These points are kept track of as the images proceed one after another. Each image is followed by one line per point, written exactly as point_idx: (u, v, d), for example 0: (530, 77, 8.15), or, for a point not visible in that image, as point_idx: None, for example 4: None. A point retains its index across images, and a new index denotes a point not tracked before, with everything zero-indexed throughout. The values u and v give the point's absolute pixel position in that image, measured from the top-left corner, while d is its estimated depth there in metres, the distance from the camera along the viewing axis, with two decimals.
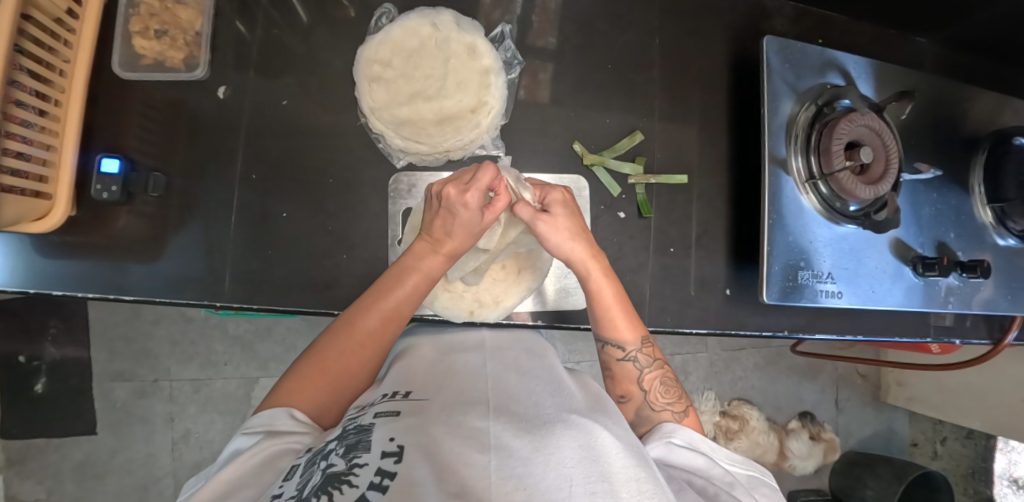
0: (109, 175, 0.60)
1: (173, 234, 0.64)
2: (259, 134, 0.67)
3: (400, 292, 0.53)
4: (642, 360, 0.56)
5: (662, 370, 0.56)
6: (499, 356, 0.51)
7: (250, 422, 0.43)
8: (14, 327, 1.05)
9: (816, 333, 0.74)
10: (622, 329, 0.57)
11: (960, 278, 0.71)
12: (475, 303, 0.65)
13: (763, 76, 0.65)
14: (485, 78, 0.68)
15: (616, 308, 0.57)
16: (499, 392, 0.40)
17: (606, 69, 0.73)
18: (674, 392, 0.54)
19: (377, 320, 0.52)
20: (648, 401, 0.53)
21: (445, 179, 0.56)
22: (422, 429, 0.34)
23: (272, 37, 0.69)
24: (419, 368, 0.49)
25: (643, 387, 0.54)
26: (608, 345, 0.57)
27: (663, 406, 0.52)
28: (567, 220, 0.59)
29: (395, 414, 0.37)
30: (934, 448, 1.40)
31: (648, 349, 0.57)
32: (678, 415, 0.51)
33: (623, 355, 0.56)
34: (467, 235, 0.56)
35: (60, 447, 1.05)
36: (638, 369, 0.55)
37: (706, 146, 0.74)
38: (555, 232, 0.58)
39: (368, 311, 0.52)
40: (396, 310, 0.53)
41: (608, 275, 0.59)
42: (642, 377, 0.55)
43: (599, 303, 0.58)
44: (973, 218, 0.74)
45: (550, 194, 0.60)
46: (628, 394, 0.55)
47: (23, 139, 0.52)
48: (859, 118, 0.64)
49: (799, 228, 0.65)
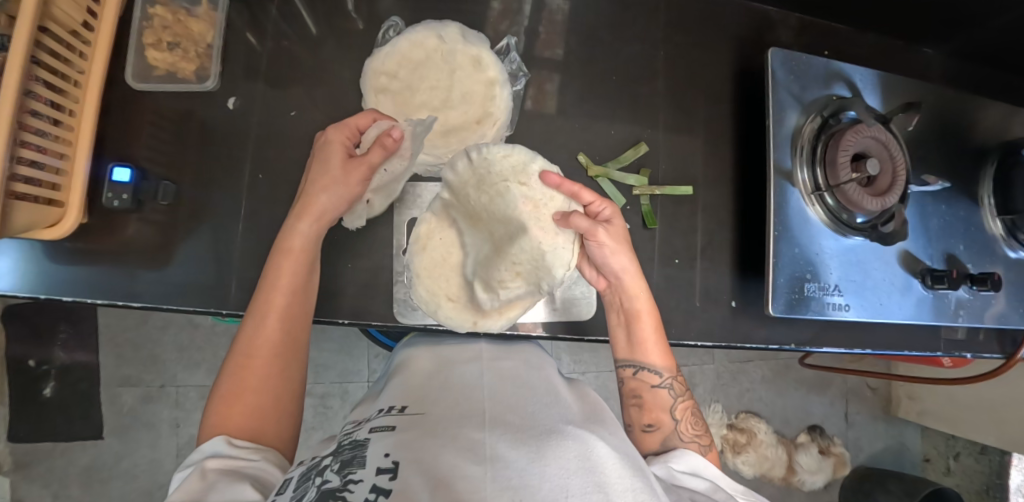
0: (120, 184, 0.62)
1: (181, 241, 0.65)
2: (267, 143, 0.68)
3: (284, 287, 0.53)
4: (675, 390, 0.58)
5: (690, 402, 0.59)
6: (495, 367, 0.51)
7: (194, 456, 0.42)
8: (25, 331, 1.07)
9: (824, 346, 0.73)
10: (654, 355, 0.59)
11: (971, 291, 0.71)
12: (479, 313, 0.62)
13: (768, 86, 0.65)
14: (491, 90, 0.67)
15: (653, 332, 0.59)
16: (495, 404, 0.40)
17: (611, 81, 0.73)
18: (700, 425, 0.57)
19: (272, 325, 0.51)
20: (678, 432, 0.55)
21: (342, 129, 0.59)
22: (419, 443, 0.33)
23: (282, 48, 0.70)
24: (417, 380, 0.49)
25: (674, 416, 0.56)
26: (642, 371, 0.58)
27: (692, 437, 0.55)
28: (622, 231, 0.60)
29: (391, 429, 0.37)
30: (946, 463, 1.38)
31: (679, 380, 0.59)
32: (705, 448, 0.54)
33: (657, 383, 0.58)
34: (335, 184, 0.57)
35: (67, 451, 1.06)
36: (671, 398, 0.57)
37: (712, 158, 0.73)
38: (615, 241, 0.57)
39: (264, 312, 0.52)
40: (288, 301, 0.53)
41: (654, 306, 0.61)
42: (674, 407, 0.57)
43: (639, 325, 0.59)
44: (982, 230, 0.73)
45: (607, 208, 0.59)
46: (657, 423, 0.56)
47: (37, 148, 0.54)
48: (865, 130, 0.63)
49: (806, 240, 0.64)
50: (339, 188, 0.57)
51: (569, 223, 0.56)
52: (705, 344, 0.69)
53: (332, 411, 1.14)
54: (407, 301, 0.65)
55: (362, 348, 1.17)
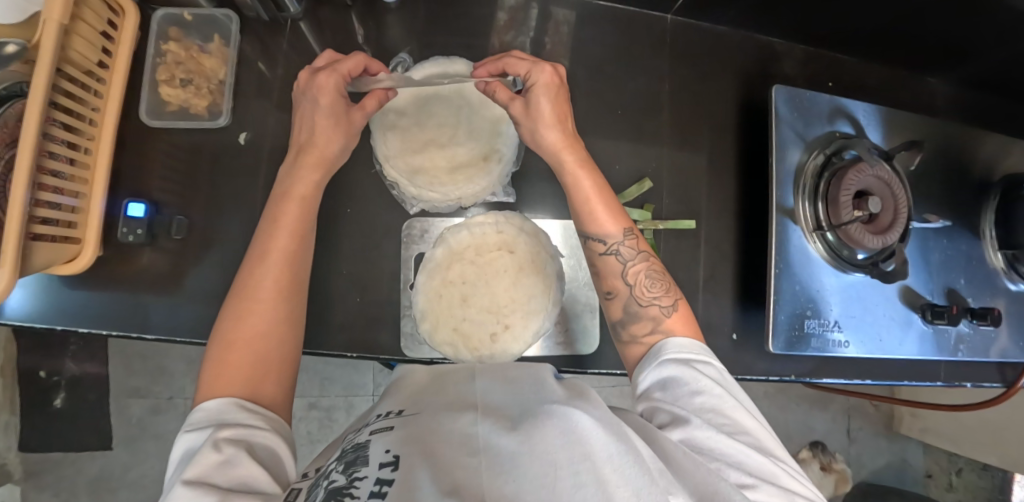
0: (135, 219, 0.64)
1: (192, 273, 0.66)
2: (276, 174, 0.69)
3: (286, 228, 0.53)
4: (624, 254, 0.56)
5: (646, 262, 0.56)
6: None
7: (200, 411, 0.41)
8: (36, 343, 1.09)
9: (824, 378, 0.73)
10: (603, 222, 0.56)
11: (971, 326, 0.71)
12: (482, 341, 0.63)
13: (772, 123, 0.66)
14: (497, 128, 0.67)
15: (596, 201, 0.56)
16: (489, 388, 0.38)
17: (616, 113, 0.74)
18: (662, 285, 0.55)
19: (274, 270, 0.51)
20: (634, 297, 0.55)
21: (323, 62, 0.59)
22: (417, 439, 0.32)
23: (293, 81, 0.71)
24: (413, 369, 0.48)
25: (628, 281, 0.55)
26: (590, 240, 0.57)
27: (650, 300, 0.54)
28: (551, 112, 0.57)
29: (390, 428, 0.36)
30: (948, 479, 1.39)
31: (632, 240, 0.56)
32: (666, 309, 0.54)
33: (605, 249, 0.56)
34: (326, 133, 0.57)
35: (78, 460, 1.09)
36: (621, 263, 0.56)
37: (715, 191, 0.74)
38: (533, 128, 0.58)
39: (261, 261, 0.51)
40: (284, 251, 0.52)
41: (585, 166, 0.57)
42: (626, 272, 0.55)
43: (578, 198, 0.57)
44: (984, 263, 0.74)
45: (535, 76, 0.57)
46: (615, 289, 0.56)
47: (56, 189, 0.55)
48: (868, 168, 0.64)
49: (807, 277, 0.65)
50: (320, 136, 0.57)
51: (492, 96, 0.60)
52: None
53: (337, 425, 1.15)
54: (413, 335, 0.65)
55: (367, 363, 1.18)
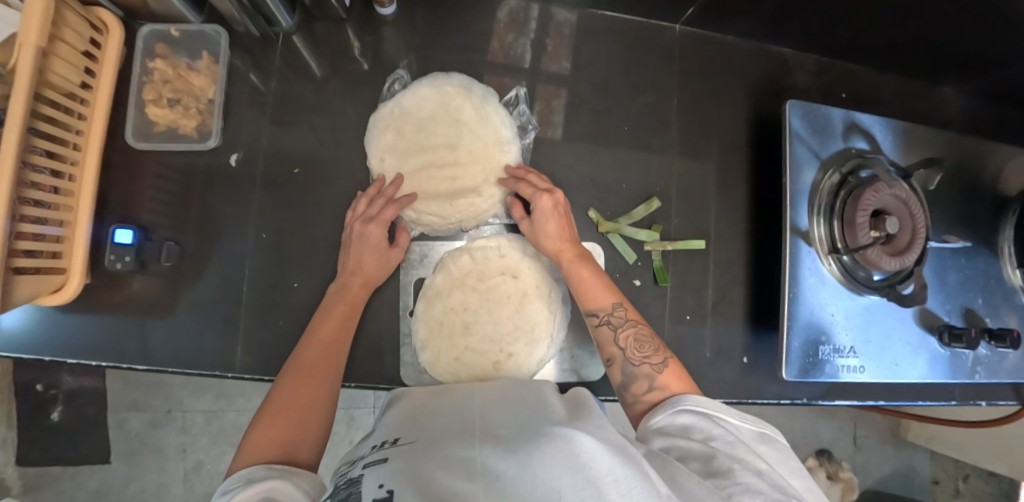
0: (122, 246, 0.60)
1: (184, 301, 0.64)
2: (269, 196, 0.67)
3: (336, 316, 0.54)
4: (616, 321, 0.53)
5: (637, 326, 0.52)
6: (488, 388, 0.49)
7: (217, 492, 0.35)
8: (32, 357, 1.07)
9: (837, 401, 0.71)
10: (592, 298, 0.55)
11: (988, 347, 0.69)
12: (485, 372, 0.61)
13: (786, 141, 0.63)
14: (499, 148, 0.65)
15: (588, 279, 0.56)
16: (483, 424, 0.39)
17: (623, 130, 0.71)
18: (652, 345, 0.50)
19: (320, 350, 0.50)
20: (627, 358, 0.50)
21: (365, 213, 0.59)
22: (410, 469, 0.32)
23: (288, 99, 0.69)
24: (409, 407, 0.48)
25: (620, 345, 0.51)
26: (583, 318, 0.55)
27: (642, 360, 0.49)
28: (550, 218, 0.59)
29: (382, 463, 0.36)
30: (956, 485, 1.37)
31: (624, 310, 0.53)
32: (658, 366, 0.48)
33: (599, 322, 0.54)
34: (379, 266, 0.58)
35: (77, 475, 1.08)
36: (613, 331, 0.52)
37: (727, 211, 0.71)
38: (536, 231, 0.59)
39: (310, 344, 0.50)
40: (334, 338, 0.51)
41: (583, 258, 0.58)
42: (617, 337, 0.52)
43: (573, 281, 0.57)
44: (1001, 282, 0.71)
45: (538, 200, 0.59)
46: (611, 356, 0.52)
47: (38, 219, 0.53)
48: (885, 188, 0.61)
49: (822, 301, 0.62)
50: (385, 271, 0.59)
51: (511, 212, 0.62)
52: (715, 401, 0.68)
53: (336, 440, 1.14)
54: (413, 365, 0.61)
55: None
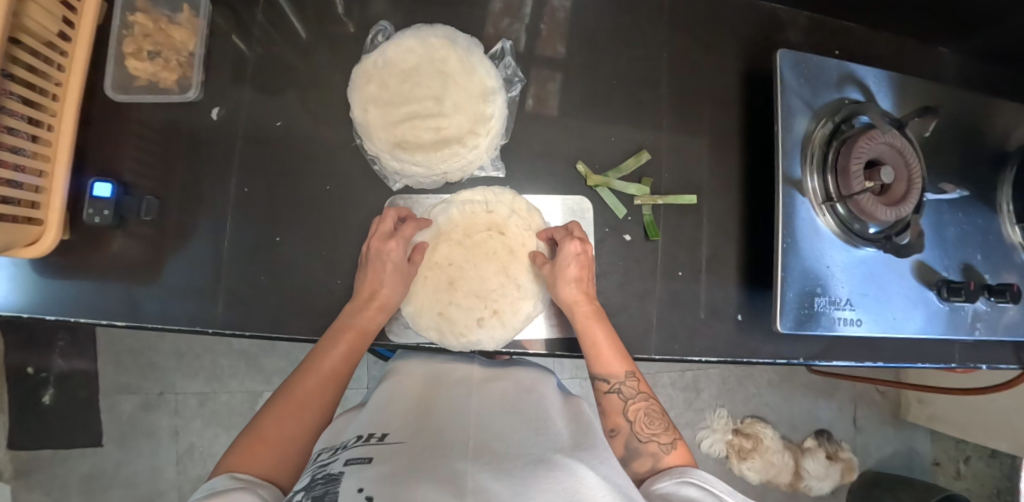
0: (101, 199, 0.59)
1: (169, 258, 0.63)
2: (252, 153, 0.66)
3: (341, 349, 0.54)
4: (626, 393, 0.54)
5: (648, 401, 0.53)
6: (486, 392, 0.52)
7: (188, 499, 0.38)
8: (22, 339, 1.06)
9: (834, 360, 0.70)
10: (608, 362, 0.55)
11: (988, 303, 0.68)
12: (470, 326, 0.60)
13: (777, 91, 0.62)
14: (484, 98, 0.64)
15: (605, 343, 0.57)
16: (481, 434, 0.41)
17: (612, 85, 0.70)
18: (660, 423, 0.51)
19: (317, 381, 0.50)
20: (634, 433, 0.51)
21: (382, 232, 0.60)
22: (399, 477, 0.32)
23: (271, 56, 0.67)
24: (402, 398, 0.50)
25: (628, 418, 0.52)
26: (594, 379, 0.55)
27: (649, 437, 0.50)
28: (573, 269, 0.59)
29: (367, 462, 0.35)
30: (957, 467, 1.33)
31: (633, 382, 0.54)
32: (665, 446, 0.48)
33: (608, 388, 0.55)
34: (400, 280, 0.59)
35: (68, 459, 1.06)
36: (623, 401, 0.53)
37: (718, 166, 0.70)
38: (555, 278, 0.59)
39: (311, 374, 0.51)
40: (334, 370, 0.52)
41: (599, 319, 0.58)
42: (627, 408, 0.53)
43: (587, 338, 0.57)
44: (1001, 239, 0.70)
45: (566, 247, 0.60)
46: (616, 428, 0.52)
47: (15, 166, 0.52)
48: (879, 136, 0.60)
49: (817, 252, 0.61)
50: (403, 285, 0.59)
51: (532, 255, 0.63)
52: (709, 359, 0.67)
53: None
54: (399, 319, 0.64)
55: None
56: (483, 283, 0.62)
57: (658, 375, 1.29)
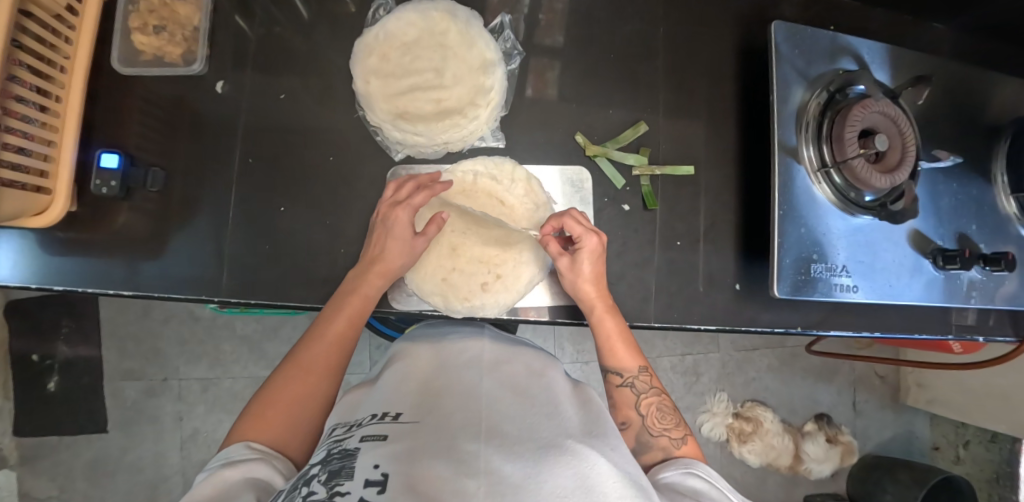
0: (108, 170, 0.60)
1: (177, 230, 0.64)
2: (256, 127, 0.67)
3: (345, 314, 0.55)
4: (639, 387, 0.55)
5: (659, 397, 0.55)
6: (498, 372, 0.49)
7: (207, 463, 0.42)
8: (27, 326, 1.07)
9: (831, 330, 0.71)
10: (621, 357, 0.56)
11: (983, 272, 0.68)
12: (473, 291, 0.62)
13: (772, 61, 0.63)
14: (485, 70, 0.66)
15: (618, 338, 0.57)
16: (492, 413, 0.39)
17: (609, 59, 0.71)
18: (671, 418, 0.53)
19: (326, 350, 0.52)
20: (646, 427, 0.52)
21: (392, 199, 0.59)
22: (414, 456, 0.31)
23: (273, 32, 0.68)
24: (414, 378, 0.48)
25: (641, 412, 0.53)
26: (607, 372, 0.57)
27: (661, 431, 0.51)
28: (591, 265, 0.58)
29: (383, 440, 0.35)
30: (956, 452, 1.34)
31: (645, 377, 0.56)
32: (677, 441, 0.50)
33: (621, 382, 0.56)
34: (405, 253, 0.58)
35: (72, 445, 1.07)
36: (635, 395, 0.55)
37: (715, 138, 0.71)
38: (571, 274, 0.59)
39: (319, 341, 0.53)
40: (340, 337, 0.54)
41: (612, 311, 0.59)
42: (639, 402, 0.54)
43: (600, 332, 0.58)
44: (995, 211, 0.70)
45: (586, 240, 0.58)
46: (628, 420, 0.53)
47: (24, 135, 0.53)
48: (873, 104, 0.61)
49: (813, 219, 0.62)
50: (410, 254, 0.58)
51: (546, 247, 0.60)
52: (706, 327, 0.68)
53: None
54: (402, 287, 0.64)
55: (361, 339, 1.15)
56: (486, 250, 0.64)
57: (659, 359, 1.29)
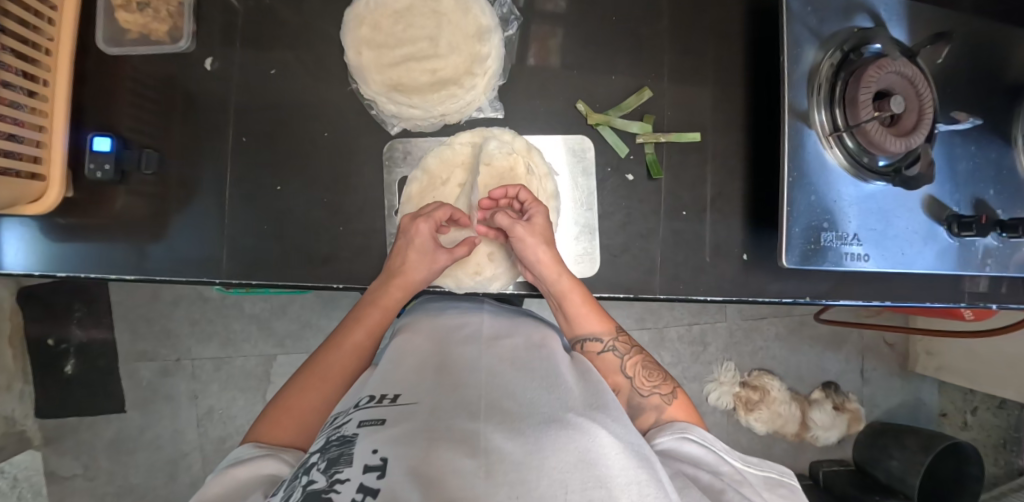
0: (101, 153, 0.60)
1: (175, 214, 0.63)
2: (248, 104, 0.65)
3: (365, 324, 0.54)
4: (620, 349, 0.55)
5: (640, 355, 0.55)
6: (497, 347, 0.49)
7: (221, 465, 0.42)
8: (41, 311, 1.09)
9: (840, 299, 0.69)
10: (592, 323, 0.56)
11: (1000, 239, 0.66)
12: (480, 265, 0.66)
13: (783, 20, 0.60)
14: (480, 37, 0.64)
15: (584, 304, 0.58)
16: (490, 390, 0.39)
17: (611, 22, 0.68)
18: (658, 374, 0.54)
19: (346, 357, 0.52)
20: (635, 389, 0.52)
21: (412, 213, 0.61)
22: (412, 438, 0.31)
23: (260, 3, 0.66)
24: (410, 355, 0.48)
25: (628, 375, 0.53)
26: (585, 342, 0.56)
27: (650, 390, 0.52)
28: (542, 224, 0.59)
29: (381, 423, 0.34)
30: (964, 418, 1.33)
31: (623, 338, 0.56)
32: (667, 397, 0.51)
33: (601, 348, 0.55)
34: (422, 264, 0.57)
35: (94, 424, 1.10)
36: (618, 358, 0.54)
37: (723, 103, 0.68)
38: (529, 237, 0.57)
39: (337, 350, 0.52)
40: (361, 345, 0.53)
41: (573, 279, 0.59)
42: (624, 365, 0.53)
43: (568, 304, 0.58)
44: (1016, 174, 0.67)
45: (530, 203, 0.60)
46: (616, 386, 0.53)
47: (15, 121, 0.52)
48: (890, 64, 0.58)
49: (824, 186, 0.60)
50: (429, 265, 0.58)
51: (494, 220, 0.59)
52: (713, 297, 0.67)
53: None
54: None
55: None
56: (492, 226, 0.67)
57: (665, 329, 1.29)
